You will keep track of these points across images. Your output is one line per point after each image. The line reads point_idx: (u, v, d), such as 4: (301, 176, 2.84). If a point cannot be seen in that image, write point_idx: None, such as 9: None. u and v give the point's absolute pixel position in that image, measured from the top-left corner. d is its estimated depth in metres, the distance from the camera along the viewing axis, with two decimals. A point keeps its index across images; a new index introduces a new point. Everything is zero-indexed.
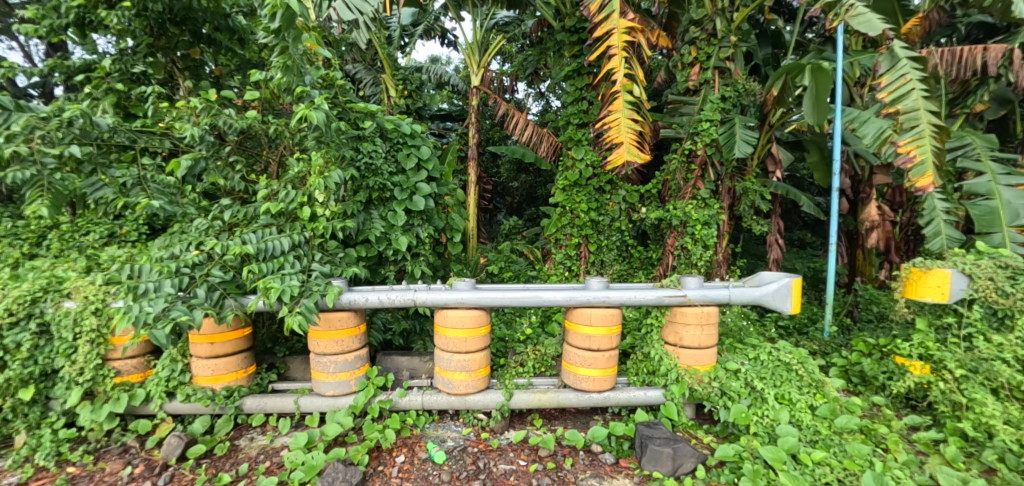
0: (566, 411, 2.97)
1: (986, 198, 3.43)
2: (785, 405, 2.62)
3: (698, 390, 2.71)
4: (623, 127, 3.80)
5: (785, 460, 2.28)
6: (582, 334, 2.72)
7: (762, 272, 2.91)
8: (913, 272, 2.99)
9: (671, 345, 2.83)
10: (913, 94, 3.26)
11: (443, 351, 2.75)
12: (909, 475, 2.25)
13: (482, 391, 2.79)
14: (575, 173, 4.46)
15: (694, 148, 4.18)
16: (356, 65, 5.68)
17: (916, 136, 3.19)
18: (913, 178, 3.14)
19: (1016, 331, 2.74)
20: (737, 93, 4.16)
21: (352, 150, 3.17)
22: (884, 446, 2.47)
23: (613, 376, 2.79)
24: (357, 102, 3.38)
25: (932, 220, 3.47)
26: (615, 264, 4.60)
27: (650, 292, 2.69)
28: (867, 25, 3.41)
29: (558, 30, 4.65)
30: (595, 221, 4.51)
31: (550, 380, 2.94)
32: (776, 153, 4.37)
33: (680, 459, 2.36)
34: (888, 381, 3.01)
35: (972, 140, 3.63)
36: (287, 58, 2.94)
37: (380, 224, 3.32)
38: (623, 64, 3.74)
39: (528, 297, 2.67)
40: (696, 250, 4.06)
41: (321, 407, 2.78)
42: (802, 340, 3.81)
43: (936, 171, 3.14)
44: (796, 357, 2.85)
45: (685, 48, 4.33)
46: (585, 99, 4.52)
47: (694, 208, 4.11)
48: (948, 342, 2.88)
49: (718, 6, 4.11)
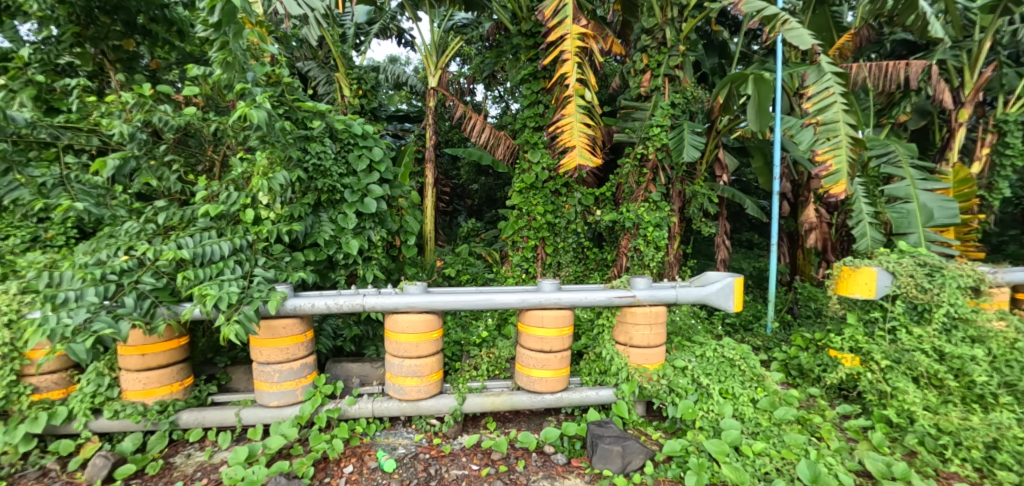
0: (520, 414, 2.97)
1: (905, 202, 3.71)
2: (728, 399, 2.71)
3: (648, 388, 2.77)
4: (575, 131, 3.84)
5: (728, 453, 2.37)
6: (535, 336, 2.73)
7: (707, 272, 3.01)
8: (845, 271, 3.21)
9: (622, 344, 2.88)
10: (835, 107, 3.49)
11: (394, 357, 2.69)
12: (840, 461, 2.38)
13: (435, 396, 2.74)
14: (532, 176, 4.47)
15: (646, 152, 4.29)
16: (308, 62, 5.46)
17: (835, 146, 3.45)
18: (828, 185, 3.42)
19: (932, 324, 3.02)
20: (686, 100, 4.36)
21: (299, 150, 3.08)
22: (818, 434, 2.60)
23: (565, 377, 2.81)
24: (306, 101, 3.27)
25: (859, 221, 3.72)
26: (570, 266, 4.68)
27: (601, 293, 2.73)
28: (798, 38, 3.58)
29: (514, 34, 4.68)
30: (552, 223, 4.55)
31: (504, 382, 2.93)
32: (722, 158, 4.61)
33: (629, 457, 2.40)
34: (823, 373, 3.18)
35: (895, 148, 3.92)
36: (228, 52, 2.79)
37: (330, 226, 3.23)
38: (575, 69, 3.78)
39: (482, 301, 2.66)
40: (648, 252, 4.17)
41: (265, 419, 2.65)
42: (747, 336, 4.02)
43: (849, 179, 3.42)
44: (739, 353, 2.97)
45: (638, 55, 4.43)
46: (541, 103, 4.57)
47: (646, 210, 4.24)
48: (876, 335, 3.11)
49: (668, 15, 4.21)
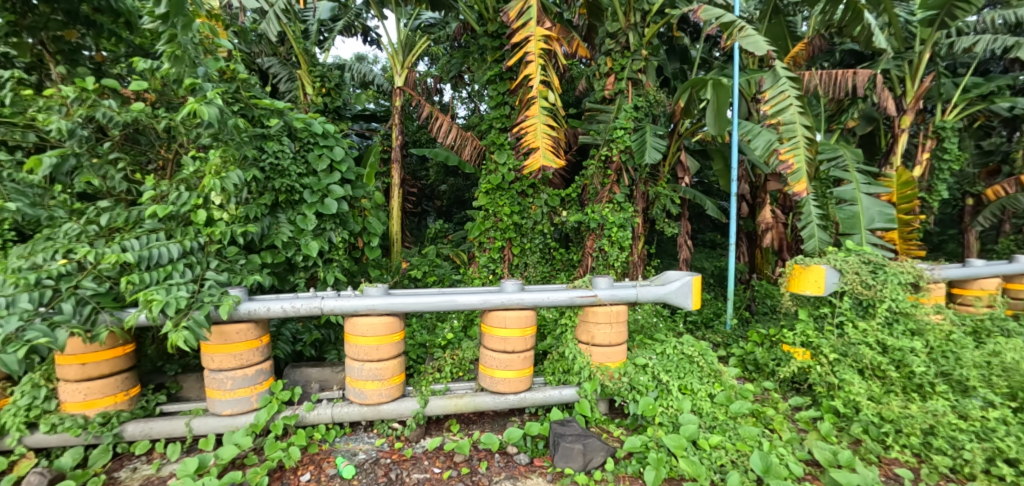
0: (485, 415, 2.96)
1: (851, 204, 3.92)
2: (687, 395, 2.79)
3: (609, 386, 2.80)
4: (539, 132, 3.87)
5: (685, 447, 2.43)
6: (497, 337, 2.73)
7: (667, 271, 3.08)
8: (796, 269, 3.37)
9: (584, 343, 2.92)
10: (791, 109, 3.66)
11: (354, 361, 2.64)
12: (791, 451, 2.48)
13: (396, 400, 2.71)
14: (498, 177, 4.47)
15: (610, 154, 4.36)
16: (270, 59, 5.21)
17: (794, 145, 3.60)
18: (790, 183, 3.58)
19: (876, 318, 3.20)
20: (649, 103, 4.49)
21: (255, 149, 2.99)
22: (771, 426, 2.71)
23: (528, 377, 2.81)
24: (263, 98, 3.22)
25: (808, 223, 3.89)
26: (537, 267, 4.71)
27: (562, 293, 2.75)
28: (754, 45, 3.71)
29: (480, 35, 4.67)
30: (518, 224, 4.57)
31: (468, 384, 2.92)
32: (684, 161, 4.76)
33: (590, 454, 2.42)
34: (776, 367, 3.30)
35: (843, 153, 4.14)
36: (177, 46, 2.67)
37: (288, 228, 3.14)
38: (538, 71, 3.81)
39: (444, 302, 2.64)
40: (613, 252, 4.25)
41: (218, 428, 2.54)
42: (707, 333, 4.15)
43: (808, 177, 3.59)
44: (697, 350, 3.06)
45: (602, 59, 4.48)
46: (507, 104, 4.58)
47: (611, 211, 4.32)
48: (825, 329, 3.26)
49: (631, 20, 4.28)
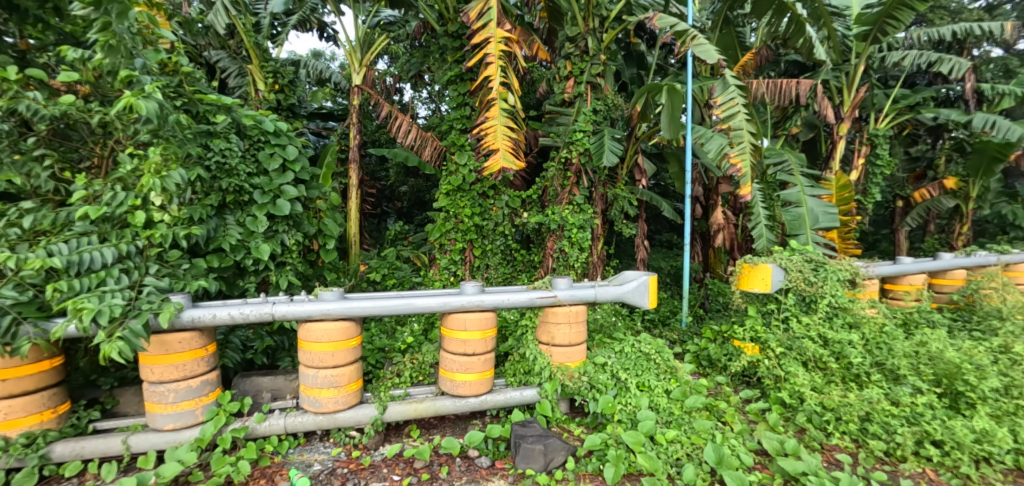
0: (445, 419, 2.93)
1: (797, 206, 4.14)
2: (644, 391, 2.86)
3: (570, 386, 2.83)
4: (499, 134, 3.86)
5: (643, 442, 2.48)
6: (457, 340, 2.70)
7: (624, 271, 3.14)
8: (745, 267, 3.53)
9: (544, 344, 2.93)
10: (740, 116, 3.81)
11: (308, 368, 2.54)
12: (742, 442, 2.59)
13: (353, 407, 2.63)
14: (459, 178, 4.43)
15: (570, 156, 4.42)
16: (218, 51, 4.95)
17: (741, 150, 3.75)
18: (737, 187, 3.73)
19: (818, 313, 3.39)
20: (607, 107, 4.54)
21: (200, 147, 2.84)
22: (723, 419, 2.81)
23: (489, 379, 2.80)
24: (209, 93, 3.06)
25: (757, 224, 4.10)
26: (498, 268, 4.71)
27: (522, 294, 2.75)
28: (706, 53, 3.83)
29: (440, 35, 4.62)
30: (479, 225, 4.54)
31: (428, 388, 2.88)
32: (641, 164, 4.88)
33: (551, 454, 2.44)
34: (728, 362, 3.44)
35: (788, 158, 4.40)
36: (112, 35, 2.48)
37: (237, 230, 3.00)
38: (498, 73, 3.80)
39: (403, 305, 2.59)
40: (573, 253, 4.30)
41: (158, 444, 2.39)
42: (664, 331, 4.27)
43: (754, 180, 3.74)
44: (654, 347, 3.15)
45: (562, 62, 4.53)
46: (468, 105, 4.55)
47: (571, 213, 4.37)
48: (772, 324, 3.43)
49: (590, 25, 4.34)
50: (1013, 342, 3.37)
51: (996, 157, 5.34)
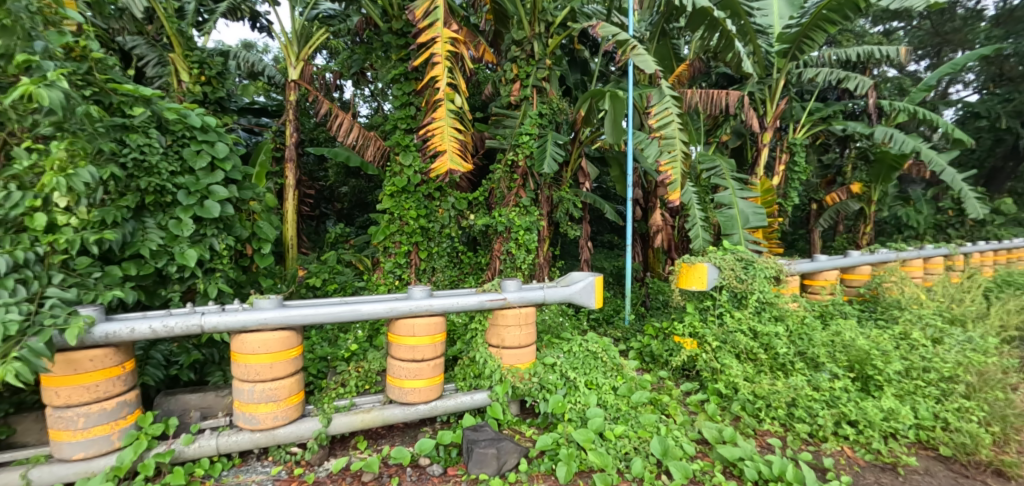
0: (394, 428, 2.85)
1: (729, 207, 4.42)
2: (593, 389, 2.91)
3: (521, 387, 2.83)
4: (446, 135, 3.81)
5: (594, 439, 2.53)
6: (406, 346, 2.63)
7: (571, 272, 3.20)
8: (684, 267, 3.73)
9: (495, 346, 2.92)
10: (672, 125, 4.00)
11: (243, 382, 2.37)
12: (684, 433, 2.71)
13: (294, 422, 2.48)
14: (404, 179, 4.33)
15: (516, 159, 4.46)
16: (134, 37, 4.52)
17: (672, 159, 3.95)
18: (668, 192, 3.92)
19: (748, 308, 3.62)
20: (552, 111, 4.62)
21: (114, 142, 2.58)
22: (667, 412, 2.93)
23: (439, 385, 2.75)
24: (124, 83, 2.78)
25: (694, 225, 4.33)
26: (445, 271, 4.64)
27: (472, 297, 2.72)
28: (644, 64, 3.99)
29: (383, 31, 4.50)
30: (425, 227, 4.46)
31: (375, 397, 2.77)
32: (585, 167, 5.00)
33: (504, 457, 2.43)
34: (669, 357, 3.58)
35: (720, 164, 4.67)
36: (5, 13, 2.19)
37: (158, 234, 2.74)
38: (445, 73, 3.75)
39: (348, 311, 2.48)
40: (520, 255, 4.30)
41: (66, 477, 2.14)
42: (608, 329, 4.40)
43: (683, 187, 3.96)
44: (601, 346, 3.23)
45: (508, 65, 4.55)
46: (412, 105, 4.45)
47: (517, 215, 4.38)
48: (708, 319, 3.62)
49: (535, 30, 4.38)
50: (911, 329, 3.77)
51: (892, 166, 5.98)
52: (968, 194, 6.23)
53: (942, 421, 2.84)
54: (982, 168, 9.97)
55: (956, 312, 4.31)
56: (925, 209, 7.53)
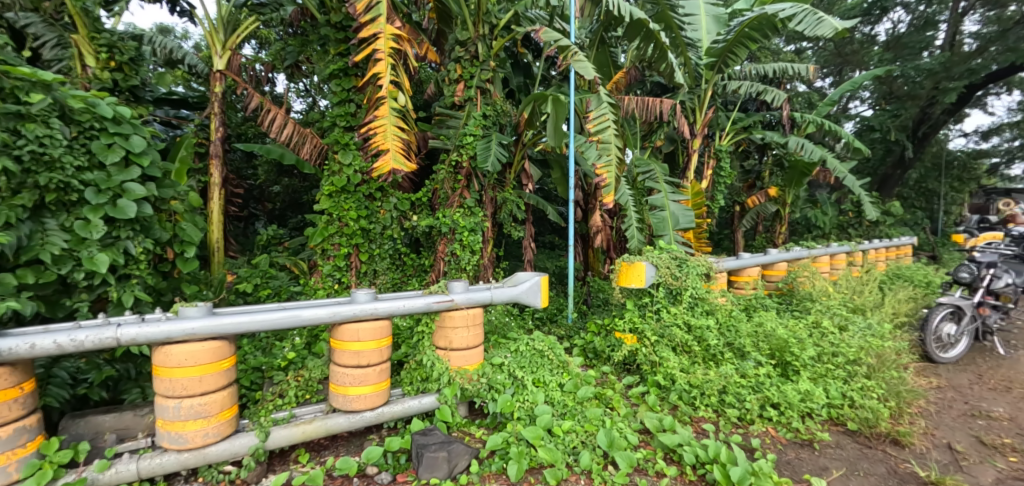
0: (337, 438, 2.74)
1: (661, 210, 4.67)
2: (540, 387, 2.95)
3: (469, 388, 2.82)
4: (389, 134, 3.71)
5: (542, 436, 2.57)
6: (350, 352, 2.54)
7: (517, 272, 3.23)
8: (624, 265, 3.87)
9: (442, 349, 2.89)
10: (609, 130, 4.16)
11: (168, 399, 2.18)
12: (628, 424, 2.83)
13: (227, 438, 2.32)
14: (343, 178, 4.17)
15: (460, 160, 4.42)
16: (27, 14, 4.01)
17: (607, 163, 4.10)
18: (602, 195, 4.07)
19: (682, 304, 3.84)
20: (496, 112, 4.63)
21: (6, 132, 2.28)
22: (610, 405, 3.03)
23: (385, 391, 2.67)
24: (18, 66, 2.46)
25: (630, 226, 4.52)
26: (387, 274, 4.53)
27: (419, 300, 2.68)
28: (584, 70, 4.13)
29: (321, 24, 4.31)
30: (366, 229, 4.32)
31: (316, 407, 2.65)
32: (528, 169, 5.07)
33: (455, 459, 2.41)
34: (611, 352, 3.71)
35: (654, 168, 4.92)
36: None
37: (62, 237, 2.45)
38: (388, 70, 3.66)
39: (287, 318, 2.35)
40: (464, 256, 4.29)
41: None
42: (552, 328, 4.48)
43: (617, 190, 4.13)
44: (547, 344, 3.29)
45: (451, 65, 4.51)
46: (352, 102, 4.29)
47: (462, 216, 4.36)
48: (647, 315, 3.80)
49: (479, 31, 4.38)
50: (821, 318, 4.17)
51: (804, 172, 6.57)
52: (865, 197, 6.99)
53: (849, 400, 3.16)
54: (876, 175, 11.22)
55: (858, 302, 4.81)
56: (831, 211, 8.35)
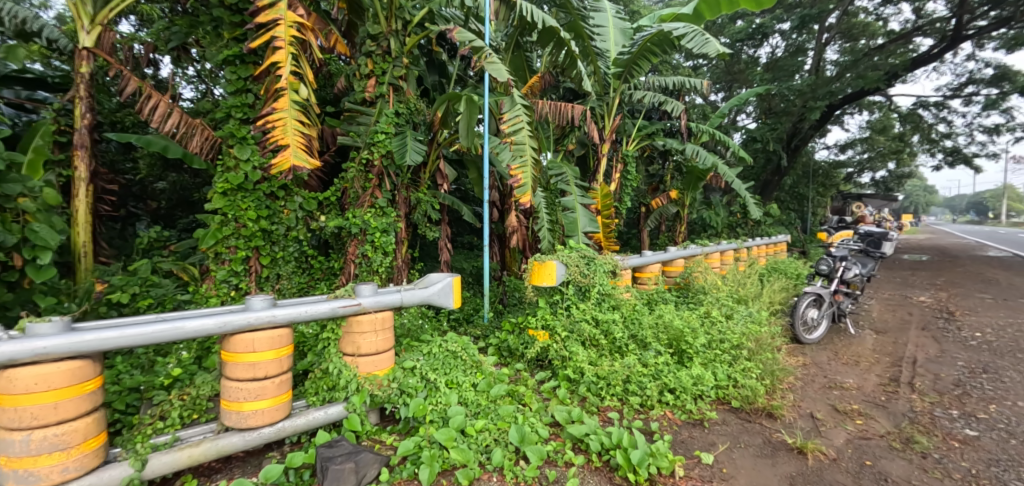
0: (232, 458, 2.51)
1: (571, 211, 4.95)
2: (453, 388, 2.93)
3: (379, 395, 2.73)
4: (289, 128, 3.49)
5: (455, 437, 2.55)
6: (244, 364, 2.34)
7: (429, 274, 3.19)
8: (536, 264, 3.99)
9: (350, 355, 2.77)
10: (522, 132, 4.25)
11: (13, 432, 1.86)
12: (539, 418, 2.91)
13: (93, 471, 2.03)
14: (240, 175, 3.77)
15: (371, 158, 4.24)
16: None
17: (522, 164, 4.21)
18: (518, 195, 4.13)
19: (590, 300, 4.04)
20: (409, 110, 4.53)
21: None
22: (523, 400, 3.10)
23: (287, 403, 2.50)
24: None
25: (542, 227, 4.69)
26: (292, 278, 4.27)
27: (323, 305, 2.54)
28: (497, 72, 4.16)
29: (213, 5, 3.93)
30: (267, 230, 4.00)
31: (206, 427, 2.41)
32: (443, 169, 5.03)
33: (363, 469, 2.31)
34: (525, 350, 3.79)
35: (565, 171, 5.17)
36: None
37: None
38: (289, 60, 3.43)
39: (165, 330, 2.10)
40: (376, 257, 4.14)
41: None
42: (468, 328, 4.48)
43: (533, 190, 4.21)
44: (460, 345, 3.28)
45: (362, 59, 4.33)
46: (250, 92, 3.95)
47: (373, 216, 4.20)
48: (559, 312, 3.94)
49: (392, 26, 4.30)
50: (712, 309, 4.60)
51: (699, 177, 7.21)
52: (749, 200, 7.81)
53: (733, 380, 3.53)
54: (758, 181, 12.61)
55: (743, 294, 5.37)
56: (722, 212, 9.24)
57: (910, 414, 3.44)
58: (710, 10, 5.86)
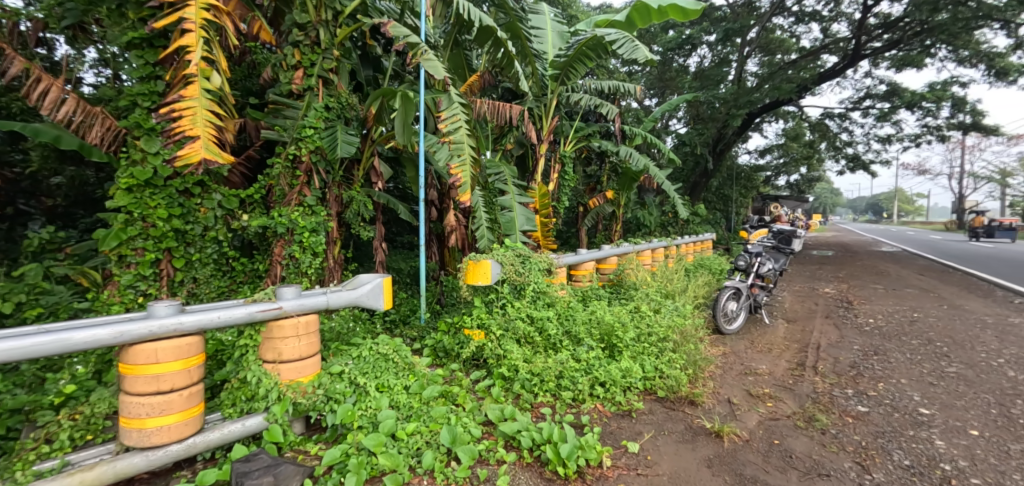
0: (134, 480, 2.29)
1: (509, 210, 5.01)
2: (384, 392, 2.85)
3: (303, 403, 2.59)
4: (199, 119, 3.23)
5: (385, 442, 2.48)
6: (146, 377, 2.14)
7: (359, 275, 3.08)
8: (471, 264, 3.97)
9: (270, 362, 2.61)
10: (460, 130, 4.22)
11: None
12: (473, 418, 2.89)
13: None
14: (148, 170, 3.44)
15: (298, 154, 4.03)
16: None
17: (462, 163, 4.17)
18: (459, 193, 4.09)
19: (525, 298, 4.09)
20: (341, 105, 4.35)
21: None
22: (457, 401, 3.08)
23: (198, 417, 2.32)
24: None
25: (480, 226, 4.68)
26: (210, 282, 3.98)
27: (239, 309, 2.38)
28: (434, 69, 4.10)
29: None
30: (180, 230, 3.68)
31: (103, 448, 2.19)
32: (377, 167, 4.87)
33: (283, 482, 2.19)
34: (460, 350, 3.76)
35: (503, 171, 5.25)
36: None
37: None
38: (201, 45, 3.18)
39: (45, 341, 1.87)
40: (304, 258, 3.95)
41: None
42: (403, 329, 4.38)
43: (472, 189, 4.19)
44: (392, 347, 3.19)
45: (288, 49, 4.10)
46: (160, 80, 3.61)
47: (301, 215, 4.00)
48: (495, 311, 3.95)
49: (321, 16, 4.10)
50: (641, 304, 4.81)
51: (632, 178, 7.50)
52: (678, 200, 8.24)
53: (659, 372, 3.71)
54: (687, 182, 13.35)
55: (671, 289, 5.66)
56: (654, 212, 9.68)
57: (813, 394, 3.77)
58: (642, 18, 6.13)
